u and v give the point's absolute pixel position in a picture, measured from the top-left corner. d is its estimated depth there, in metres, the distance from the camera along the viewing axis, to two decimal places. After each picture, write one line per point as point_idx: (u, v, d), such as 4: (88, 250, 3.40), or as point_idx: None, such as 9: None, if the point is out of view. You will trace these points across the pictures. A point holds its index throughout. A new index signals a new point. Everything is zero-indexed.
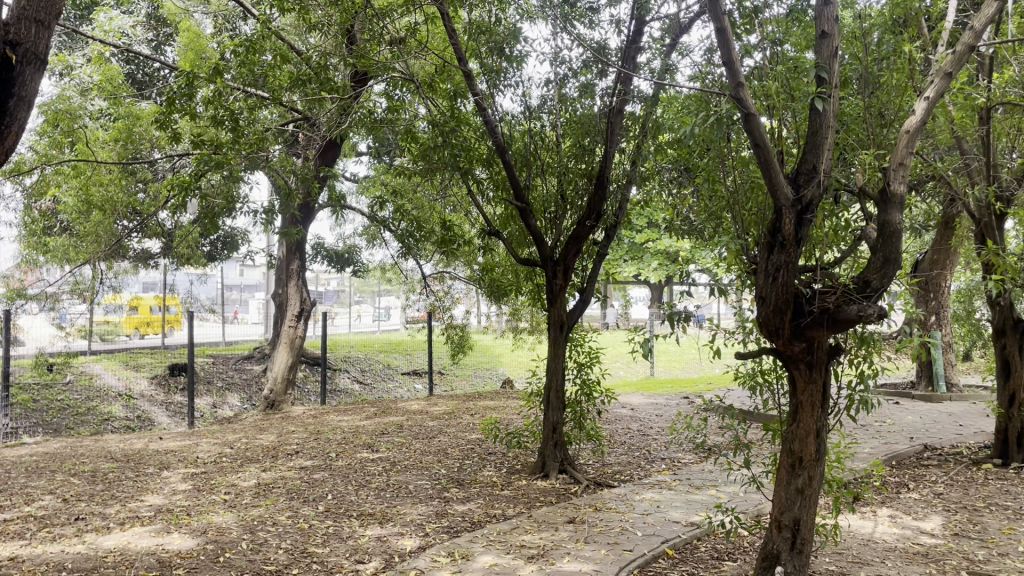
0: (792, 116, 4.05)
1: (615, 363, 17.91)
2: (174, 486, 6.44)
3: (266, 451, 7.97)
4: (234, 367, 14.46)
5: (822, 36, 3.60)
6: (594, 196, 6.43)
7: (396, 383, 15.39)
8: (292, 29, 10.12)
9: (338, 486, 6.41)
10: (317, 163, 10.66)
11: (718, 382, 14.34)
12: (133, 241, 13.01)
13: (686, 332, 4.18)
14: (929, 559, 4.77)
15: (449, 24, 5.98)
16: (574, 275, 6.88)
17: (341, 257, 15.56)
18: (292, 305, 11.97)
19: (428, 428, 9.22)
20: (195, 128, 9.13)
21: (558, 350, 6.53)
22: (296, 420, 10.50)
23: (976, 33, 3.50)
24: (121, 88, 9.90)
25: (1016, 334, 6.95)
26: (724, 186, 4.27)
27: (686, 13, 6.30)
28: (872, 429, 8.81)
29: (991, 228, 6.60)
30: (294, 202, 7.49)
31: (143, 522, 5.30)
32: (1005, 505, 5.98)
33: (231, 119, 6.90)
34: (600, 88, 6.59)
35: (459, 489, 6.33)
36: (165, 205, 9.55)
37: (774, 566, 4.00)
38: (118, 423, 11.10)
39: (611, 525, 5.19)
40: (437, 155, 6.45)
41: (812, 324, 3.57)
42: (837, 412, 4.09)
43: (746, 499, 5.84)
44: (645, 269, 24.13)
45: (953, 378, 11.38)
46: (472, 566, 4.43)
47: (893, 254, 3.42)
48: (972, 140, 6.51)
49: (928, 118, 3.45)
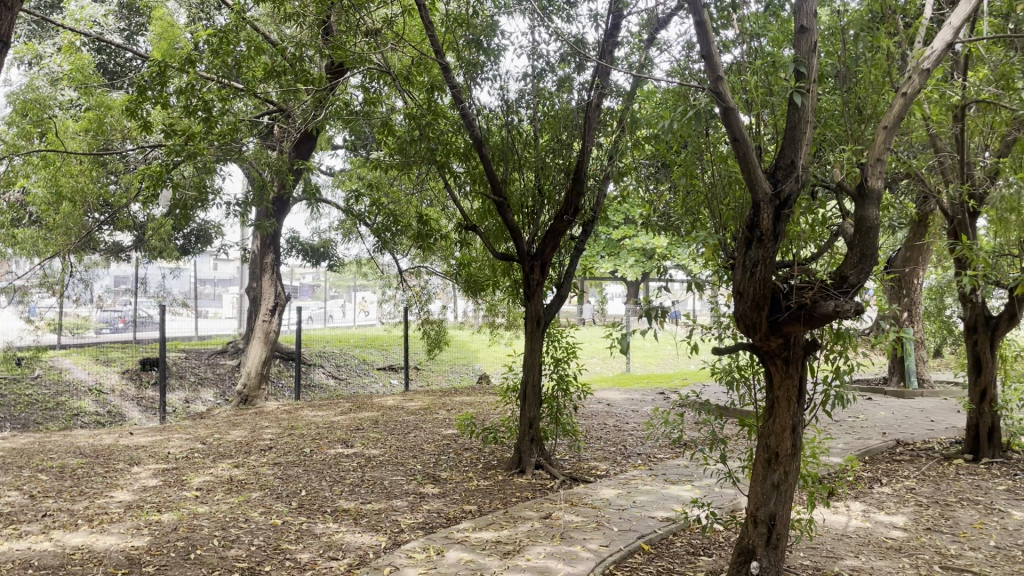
0: (771, 112, 4.04)
1: (591, 359, 17.90)
2: (144, 482, 6.35)
3: (238, 447, 7.89)
4: (206, 362, 14.28)
5: (800, 31, 3.59)
6: (572, 190, 6.35)
7: (371, 377, 15.23)
8: (268, 20, 10.00)
9: (312, 481, 6.35)
10: (293, 155, 10.56)
11: (694, 377, 14.32)
12: (104, 234, 12.82)
13: (663, 329, 4.12)
14: (901, 553, 4.80)
15: (426, 16, 5.85)
16: (551, 269, 6.87)
17: (316, 251, 15.37)
18: (266, 299, 11.75)
19: (404, 424, 9.15)
20: (167, 119, 9.00)
21: (535, 345, 6.50)
22: (269, 415, 10.39)
23: (954, 30, 3.49)
24: (91, 77, 9.69)
25: (988, 330, 6.98)
26: (702, 182, 4.25)
27: (664, 8, 6.26)
28: (846, 425, 8.86)
29: (964, 225, 6.70)
30: (268, 194, 7.43)
31: (112, 518, 5.20)
32: (976, 500, 6.03)
33: (204, 109, 6.75)
34: (578, 82, 6.57)
35: (434, 485, 6.27)
36: (136, 196, 9.41)
37: (750, 561, 4.00)
38: (87, 418, 10.91)
39: (588, 521, 5.17)
40: (414, 148, 6.39)
41: (789, 319, 3.57)
42: (813, 408, 4.12)
43: (720, 495, 5.84)
44: (622, 266, 24.18)
45: (925, 373, 11.50)
46: (447, 562, 4.39)
47: (870, 249, 3.43)
48: (947, 138, 6.57)
49: (905, 114, 3.45)
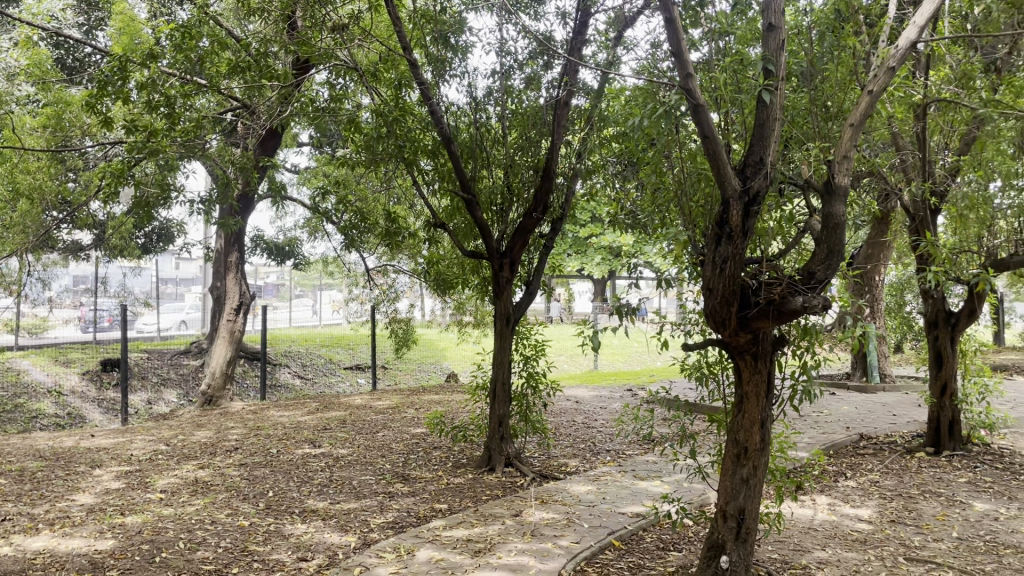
0: (738, 110, 4.07)
1: (559, 357, 17.95)
2: (106, 484, 6.22)
3: (203, 448, 7.76)
4: (169, 362, 14.06)
5: (768, 29, 3.63)
6: (541, 188, 6.36)
7: (338, 377, 15.07)
8: (232, 15, 9.88)
9: (279, 482, 6.27)
10: (258, 152, 10.45)
11: (660, 374, 14.41)
12: (63, 233, 12.57)
13: (633, 325, 4.13)
14: (867, 546, 4.87)
15: (393, 11, 5.82)
16: (520, 267, 6.85)
17: (281, 250, 15.21)
18: (230, 298, 11.62)
19: (372, 423, 9.08)
20: (128, 114, 8.84)
21: (504, 342, 6.49)
22: (234, 415, 10.23)
23: (918, 29, 3.55)
24: (50, 73, 9.50)
25: (949, 326, 7.11)
26: (670, 179, 4.27)
27: (631, 7, 6.27)
28: (810, 420, 8.98)
29: (926, 222, 6.81)
30: (232, 191, 7.32)
31: (74, 522, 5.09)
32: (938, 492, 6.14)
33: (167, 105, 6.64)
34: (546, 80, 6.57)
35: (403, 484, 6.23)
36: (95, 193, 9.22)
37: (719, 555, 4.02)
38: (46, 420, 10.67)
39: (558, 518, 5.17)
40: (382, 145, 6.35)
41: (758, 315, 3.60)
42: (780, 403, 4.16)
43: (690, 490, 5.88)
44: (589, 263, 24.29)
45: (886, 368, 11.70)
46: (418, 561, 4.37)
47: (837, 245, 3.48)
48: (908, 136, 6.68)
49: (871, 111, 3.50)
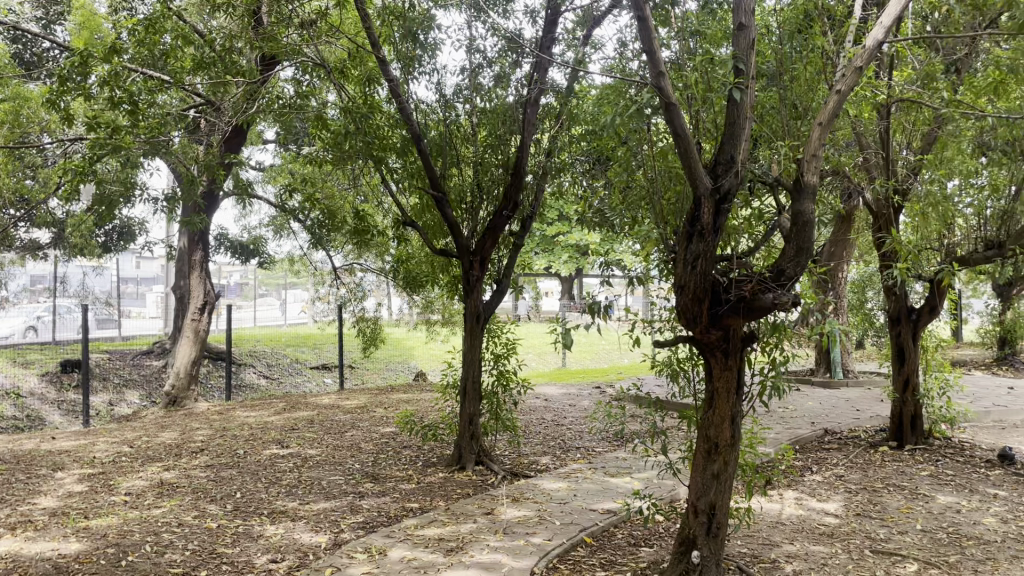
0: (708, 109, 4.10)
1: (526, 355, 17.96)
2: (69, 487, 6.10)
3: (168, 449, 7.64)
4: (131, 363, 13.83)
5: (738, 29, 3.66)
6: (510, 186, 6.36)
7: (304, 377, 14.94)
8: (196, 11, 9.76)
9: (247, 483, 6.20)
10: (222, 150, 10.33)
11: (628, 371, 14.49)
12: (20, 231, 12.29)
13: (606, 324, 4.14)
14: (833, 539, 4.94)
15: (362, 8, 5.78)
16: (489, 266, 6.84)
17: (246, 248, 15.03)
18: (194, 298, 11.44)
19: (340, 423, 9.01)
20: (89, 110, 8.67)
21: (474, 340, 6.47)
22: (200, 416, 10.07)
23: (884, 30, 3.60)
24: (7, 67, 9.28)
25: (911, 322, 7.23)
26: (641, 178, 4.29)
27: (599, 6, 6.30)
28: (776, 416, 9.09)
29: (889, 220, 6.92)
30: (197, 188, 7.22)
31: (36, 526, 4.98)
32: (902, 485, 6.26)
33: (130, 101, 6.52)
34: (515, 79, 6.56)
35: (373, 484, 6.19)
36: (55, 191, 9.04)
37: (690, 550, 4.05)
38: (4, 423, 10.41)
39: (530, 516, 5.17)
40: (349, 143, 6.30)
41: (729, 312, 3.63)
42: (749, 398, 4.21)
43: (660, 485, 5.93)
44: (555, 262, 24.36)
45: (849, 364, 11.88)
46: (391, 560, 4.34)
47: (806, 243, 3.53)
48: (871, 135, 6.79)
49: (838, 111, 3.55)
